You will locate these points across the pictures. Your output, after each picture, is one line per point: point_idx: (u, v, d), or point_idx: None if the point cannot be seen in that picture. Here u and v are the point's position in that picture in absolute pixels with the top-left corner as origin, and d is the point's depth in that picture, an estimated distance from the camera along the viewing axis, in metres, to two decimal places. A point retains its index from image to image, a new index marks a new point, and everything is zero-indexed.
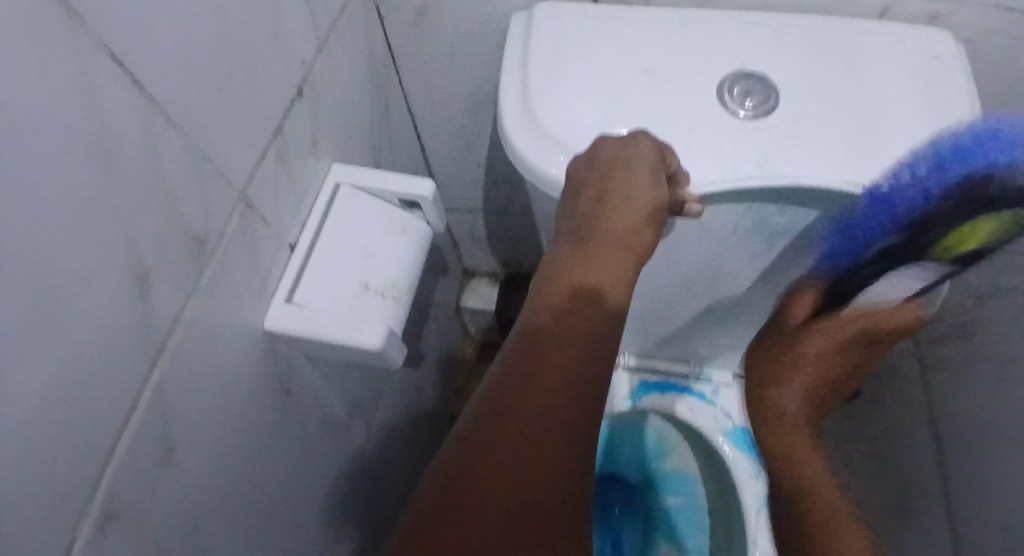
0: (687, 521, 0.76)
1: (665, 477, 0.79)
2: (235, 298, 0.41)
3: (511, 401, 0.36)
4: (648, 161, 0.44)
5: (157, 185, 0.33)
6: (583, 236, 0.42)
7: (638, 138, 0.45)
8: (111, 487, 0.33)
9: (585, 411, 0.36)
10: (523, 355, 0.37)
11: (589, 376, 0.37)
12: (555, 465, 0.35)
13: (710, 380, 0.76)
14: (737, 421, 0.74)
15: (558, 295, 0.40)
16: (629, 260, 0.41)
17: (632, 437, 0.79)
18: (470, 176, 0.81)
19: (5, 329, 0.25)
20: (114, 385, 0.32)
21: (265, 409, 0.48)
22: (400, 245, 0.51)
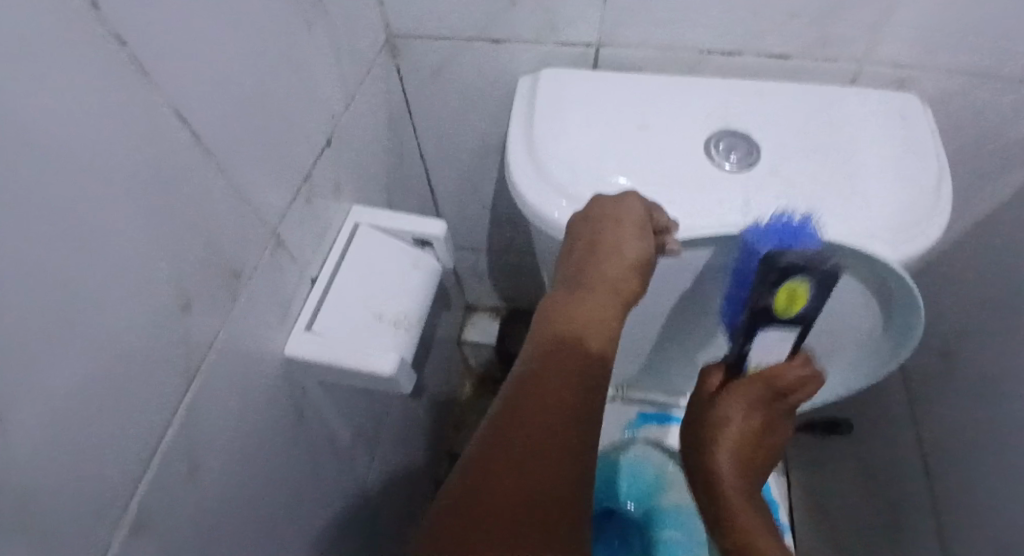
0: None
1: (663, 511, 0.79)
2: (260, 330, 0.46)
3: (520, 426, 0.38)
4: (638, 215, 0.49)
5: (205, 224, 0.37)
6: (577, 283, 0.47)
7: (628, 196, 0.50)
8: (145, 497, 0.37)
9: (586, 433, 0.39)
10: (527, 387, 0.40)
11: (587, 403, 0.40)
12: (566, 479, 0.37)
13: None
14: None
15: (557, 336, 0.43)
16: (618, 306, 0.46)
17: (632, 471, 0.81)
18: (477, 215, 0.85)
19: (75, 347, 0.30)
20: (153, 406, 0.36)
21: (280, 431, 0.52)
22: (412, 280, 0.55)
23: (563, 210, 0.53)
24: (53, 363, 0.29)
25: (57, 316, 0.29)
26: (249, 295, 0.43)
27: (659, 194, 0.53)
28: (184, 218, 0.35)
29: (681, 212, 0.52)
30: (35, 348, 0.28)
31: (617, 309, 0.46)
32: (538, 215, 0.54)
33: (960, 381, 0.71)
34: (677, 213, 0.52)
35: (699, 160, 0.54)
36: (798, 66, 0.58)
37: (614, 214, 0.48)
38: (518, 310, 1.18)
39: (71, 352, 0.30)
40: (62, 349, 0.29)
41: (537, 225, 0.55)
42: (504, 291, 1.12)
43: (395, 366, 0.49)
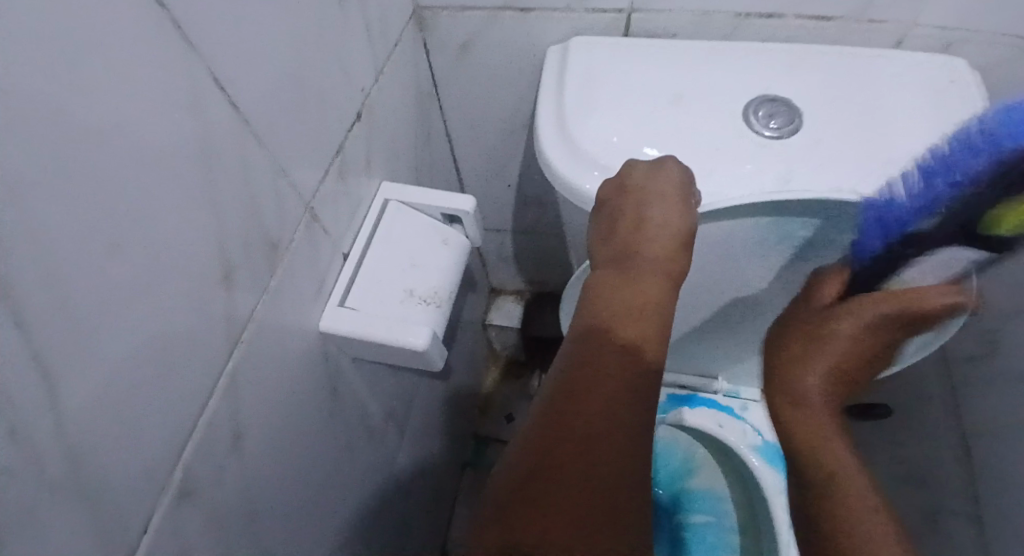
0: (713, 540, 0.78)
1: (690, 495, 0.80)
2: (297, 304, 0.46)
3: (570, 405, 0.37)
4: (677, 184, 0.47)
5: (245, 194, 0.37)
6: (621, 260, 0.44)
7: (666, 164, 0.48)
8: (188, 465, 0.38)
9: (638, 413, 0.37)
10: (575, 364, 0.39)
11: (638, 381, 0.38)
12: (618, 458, 0.36)
13: (738, 397, 0.76)
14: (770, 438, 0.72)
15: (603, 312, 0.41)
16: (669, 280, 0.43)
17: (656, 457, 0.81)
18: (503, 195, 0.85)
19: (119, 315, 0.30)
20: (196, 375, 0.37)
21: (317, 406, 0.53)
22: (442, 256, 0.55)
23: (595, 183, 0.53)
24: (100, 328, 0.29)
25: (103, 282, 0.29)
26: (286, 268, 0.43)
27: (693, 166, 0.52)
28: (224, 187, 0.36)
29: (715, 183, 0.51)
30: (83, 312, 0.28)
31: (668, 283, 0.43)
32: (571, 189, 0.53)
33: (1004, 358, 0.70)
34: (713, 182, 0.51)
35: (734, 130, 0.53)
36: (836, 31, 0.57)
37: (655, 186, 0.47)
38: (542, 292, 1.18)
39: (115, 318, 0.30)
40: (109, 314, 0.30)
41: (570, 198, 0.55)
42: (530, 274, 1.12)
43: (428, 340, 0.49)
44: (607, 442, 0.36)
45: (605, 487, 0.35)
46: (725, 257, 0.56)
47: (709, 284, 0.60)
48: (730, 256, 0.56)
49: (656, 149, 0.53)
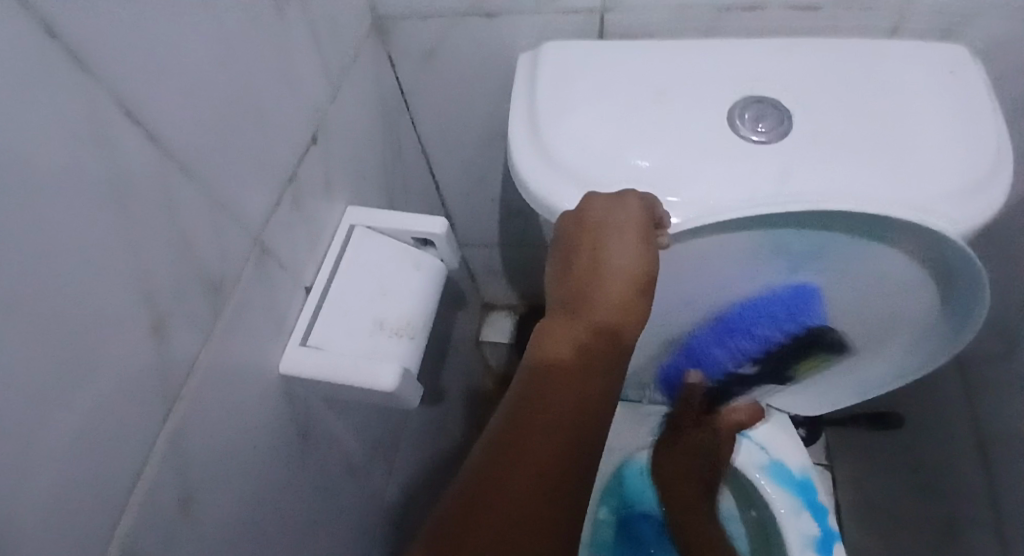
0: None
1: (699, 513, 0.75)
2: (251, 345, 0.42)
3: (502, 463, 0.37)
4: (636, 220, 0.45)
5: (172, 231, 0.33)
6: (572, 306, 0.43)
7: (627, 196, 0.46)
8: (126, 539, 0.33)
9: (572, 470, 0.37)
10: (513, 419, 0.39)
11: (574, 436, 0.38)
12: (539, 516, 0.35)
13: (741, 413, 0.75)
14: (773, 455, 0.73)
15: (551, 366, 0.41)
16: (617, 329, 0.42)
17: (664, 471, 0.77)
18: (485, 210, 0.82)
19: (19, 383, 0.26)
20: (128, 436, 0.33)
21: (286, 450, 0.49)
22: (413, 284, 0.51)
23: (572, 197, 0.48)
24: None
25: (3, 343, 0.25)
26: (234, 308, 0.39)
27: (678, 175, 0.48)
28: (145, 226, 0.32)
29: (701, 192, 0.47)
30: None
31: (617, 334, 0.42)
32: (548, 205, 0.49)
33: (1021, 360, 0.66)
34: (701, 189, 0.47)
35: (718, 134, 0.49)
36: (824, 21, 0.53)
37: (614, 221, 0.45)
38: (535, 306, 1.15)
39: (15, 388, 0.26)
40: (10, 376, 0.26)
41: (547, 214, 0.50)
42: (520, 290, 1.09)
43: (398, 378, 0.46)
44: (537, 501, 0.36)
45: (532, 530, 0.35)
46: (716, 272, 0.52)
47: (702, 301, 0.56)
48: (716, 273, 0.52)
49: (637, 157, 0.49)
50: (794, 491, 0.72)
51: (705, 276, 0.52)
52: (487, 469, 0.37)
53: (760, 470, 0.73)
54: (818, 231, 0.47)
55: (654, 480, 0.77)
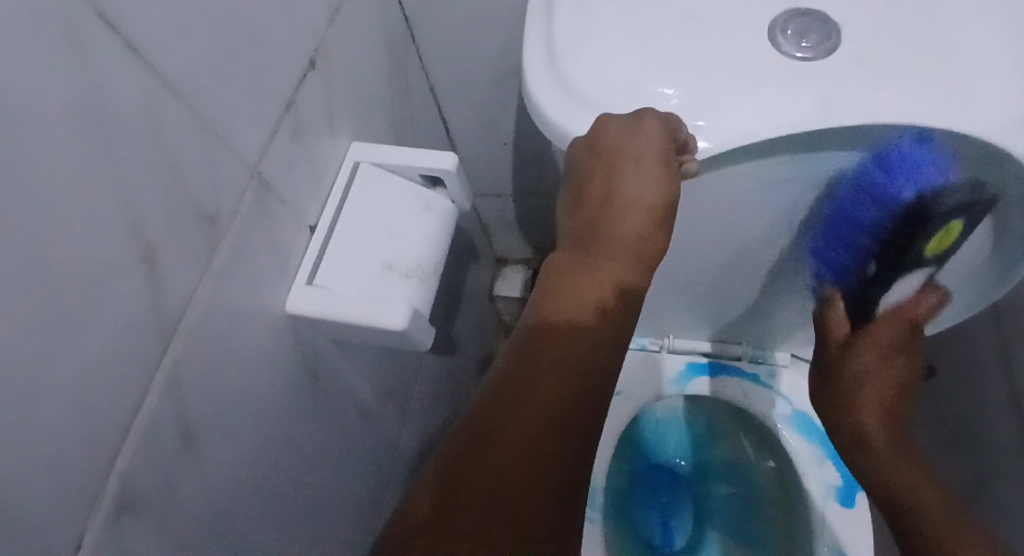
0: (735, 508, 0.80)
1: (712, 466, 0.82)
2: (254, 284, 0.41)
3: (510, 408, 0.36)
4: (656, 149, 0.42)
5: (160, 154, 0.31)
6: (586, 240, 0.42)
7: (646, 119, 0.43)
8: (126, 478, 0.32)
9: (579, 411, 0.37)
10: (522, 358, 0.38)
11: (585, 376, 0.38)
12: (545, 462, 0.35)
13: (766, 363, 0.74)
14: (797, 405, 0.73)
15: (565, 301, 0.40)
16: (632, 262, 0.41)
17: (679, 431, 0.81)
18: (498, 156, 0.79)
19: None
20: (124, 372, 0.31)
21: (294, 396, 0.49)
22: (422, 223, 0.49)
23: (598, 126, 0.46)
24: None
25: None
26: (233, 244, 0.38)
27: (708, 103, 0.45)
28: (130, 147, 0.29)
29: (733, 120, 0.44)
30: None
31: (633, 267, 0.41)
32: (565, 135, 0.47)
33: None
34: (725, 119, 0.44)
35: (748, 58, 0.46)
36: None
37: (630, 150, 0.42)
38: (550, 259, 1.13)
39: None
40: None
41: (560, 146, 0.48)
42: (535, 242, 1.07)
43: (406, 319, 0.44)
44: (543, 445, 0.35)
45: (546, 455, 0.35)
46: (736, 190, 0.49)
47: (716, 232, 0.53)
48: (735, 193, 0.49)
49: (659, 84, 0.46)
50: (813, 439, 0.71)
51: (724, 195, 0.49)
52: (503, 399, 0.37)
53: (783, 421, 0.72)
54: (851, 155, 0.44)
55: (670, 438, 0.82)
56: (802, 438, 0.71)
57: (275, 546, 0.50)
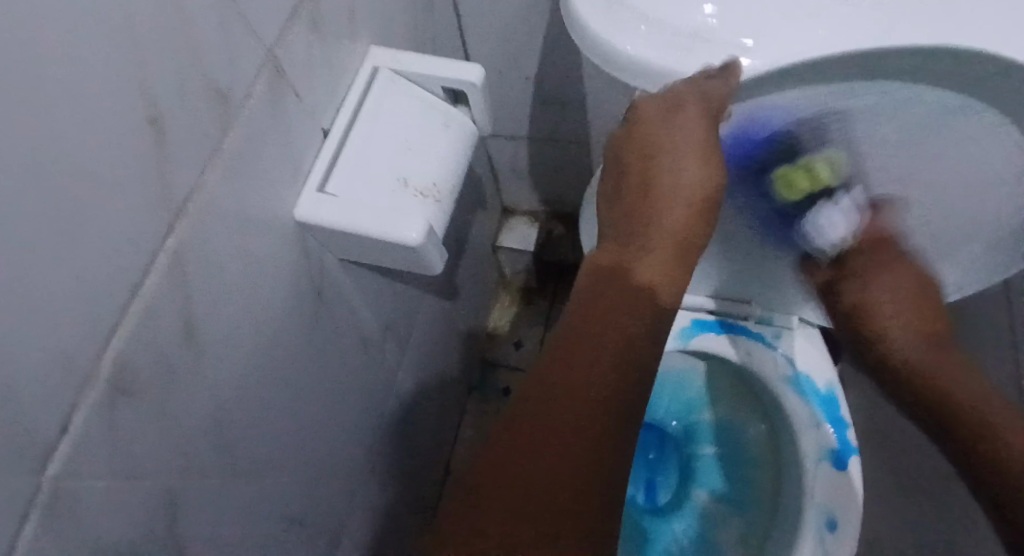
0: (724, 468, 0.79)
1: (702, 428, 0.81)
2: (263, 185, 0.39)
3: (545, 400, 0.38)
4: (697, 138, 0.41)
5: (173, 18, 0.29)
6: (627, 232, 0.42)
7: (686, 103, 0.41)
8: (120, 359, 0.31)
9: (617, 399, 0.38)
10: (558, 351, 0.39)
11: (625, 365, 0.38)
12: (581, 449, 0.37)
13: (771, 323, 0.70)
14: (801, 368, 0.69)
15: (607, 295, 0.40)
16: (676, 253, 0.41)
17: (671, 390, 0.81)
18: (516, 93, 0.77)
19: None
20: (123, 251, 0.30)
21: (298, 308, 0.48)
22: (441, 139, 0.47)
23: (636, 41, 0.44)
24: None
25: None
26: (244, 133, 0.36)
27: (750, 23, 0.43)
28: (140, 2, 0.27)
29: (771, 46, 0.43)
30: None
31: (675, 258, 0.41)
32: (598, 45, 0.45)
33: None
34: (772, 39, 0.43)
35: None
36: None
37: (669, 140, 0.41)
38: (559, 215, 1.10)
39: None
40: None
41: (594, 55, 0.46)
42: (542, 194, 1.04)
43: (424, 236, 0.43)
44: (577, 433, 0.37)
45: (584, 440, 0.37)
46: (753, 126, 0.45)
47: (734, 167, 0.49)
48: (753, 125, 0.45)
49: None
50: (813, 402, 0.68)
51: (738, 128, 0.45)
52: (539, 395, 0.38)
53: (784, 383, 0.69)
54: (904, 86, 0.41)
55: (662, 398, 0.82)
56: (799, 399, 0.68)
57: (263, 458, 0.50)
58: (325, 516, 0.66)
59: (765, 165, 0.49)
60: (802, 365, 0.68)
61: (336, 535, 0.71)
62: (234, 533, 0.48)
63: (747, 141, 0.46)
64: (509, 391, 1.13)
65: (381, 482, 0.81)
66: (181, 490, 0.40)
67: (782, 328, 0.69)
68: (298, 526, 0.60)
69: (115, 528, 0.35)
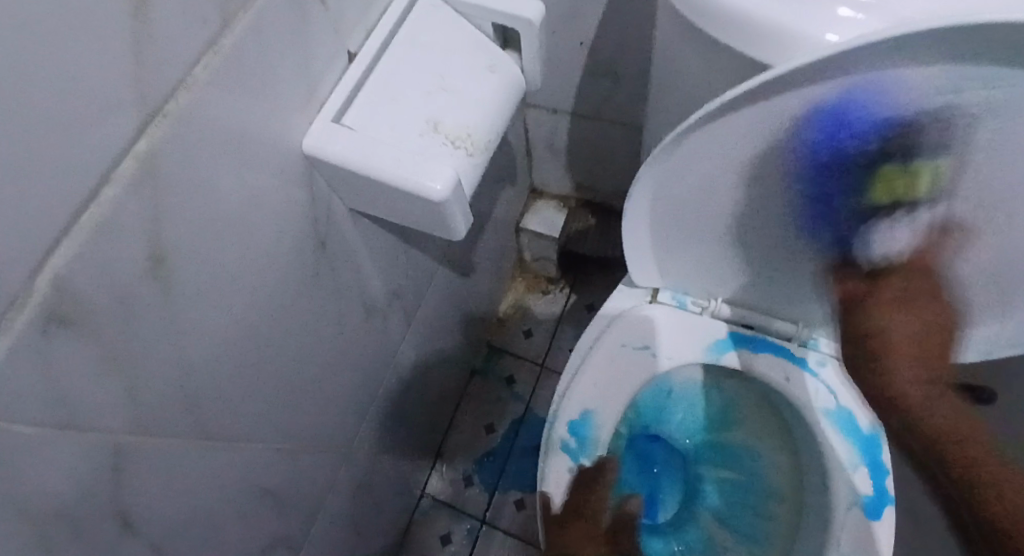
0: (739, 499, 0.71)
1: (719, 447, 0.73)
2: (270, 101, 0.33)
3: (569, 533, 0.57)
4: None
5: None
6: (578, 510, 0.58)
7: None
8: (63, 280, 0.25)
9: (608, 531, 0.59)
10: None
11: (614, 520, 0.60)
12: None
13: (817, 349, 0.61)
14: (844, 402, 0.60)
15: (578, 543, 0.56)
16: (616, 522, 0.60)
17: (690, 404, 0.72)
18: (568, 57, 0.71)
19: None
20: (82, 147, 0.24)
21: (296, 256, 0.42)
22: (483, 84, 0.41)
23: None
24: None
25: None
26: (250, 30, 0.29)
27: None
28: None
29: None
30: None
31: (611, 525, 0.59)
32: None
33: None
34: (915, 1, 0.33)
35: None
36: None
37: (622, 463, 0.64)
38: (591, 202, 1.02)
39: None
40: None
41: (684, 7, 0.38)
42: (576, 178, 0.97)
43: (450, 188, 0.36)
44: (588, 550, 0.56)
45: None
46: (858, 108, 0.36)
47: (813, 155, 0.40)
48: (857, 107, 0.36)
49: None
50: (854, 441, 0.59)
51: (834, 104, 0.36)
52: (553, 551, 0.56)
53: (822, 415, 0.61)
54: None
55: (678, 411, 0.72)
56: (840, 437, 0.60)
57: (237, 421, 0.45)
58: (303, 489, 0.61)
59: (846, 163, 0.40)
60: (846, 399, 0.60)
61: (313, 510, 0.66)
62: (195, 500, 0.43)
63: (844, 130, 0.38)
64: (513, 381, 1.07)
65: (368, 460, 0.76)
66: (130, 446, 0.34)
67: (828, 357, 0.61)
68: (270, 497, 0.55)
69: (40, 481, 0.29)
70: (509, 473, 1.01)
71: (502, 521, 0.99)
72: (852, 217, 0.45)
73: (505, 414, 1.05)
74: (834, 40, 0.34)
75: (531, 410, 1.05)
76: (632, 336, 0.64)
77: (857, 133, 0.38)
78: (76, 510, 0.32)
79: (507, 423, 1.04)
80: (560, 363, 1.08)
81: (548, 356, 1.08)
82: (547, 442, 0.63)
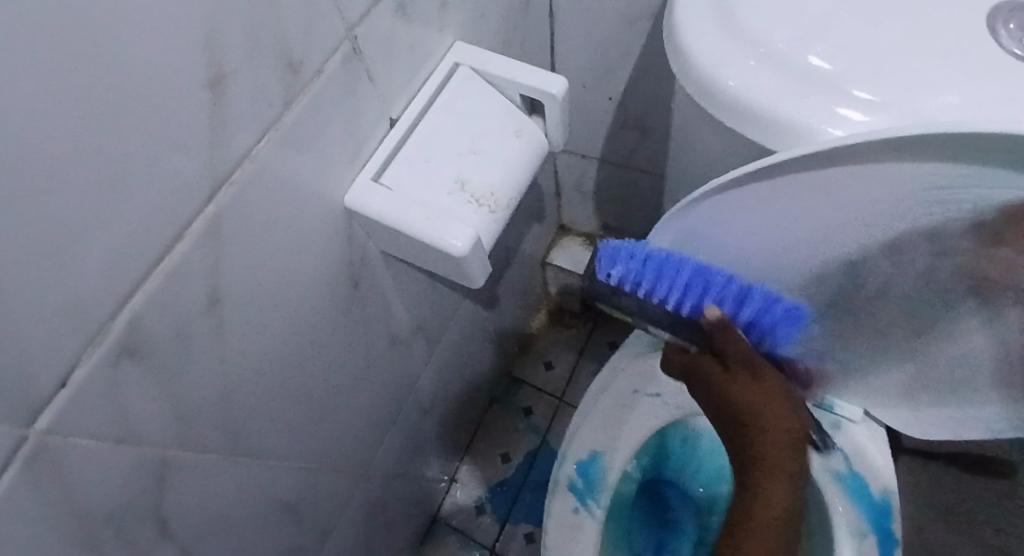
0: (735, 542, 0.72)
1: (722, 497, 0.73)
2: (321, 161, 0.37)
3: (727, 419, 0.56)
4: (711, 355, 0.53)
5: None
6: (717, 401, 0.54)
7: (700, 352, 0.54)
8: (135, 319, 0.30)
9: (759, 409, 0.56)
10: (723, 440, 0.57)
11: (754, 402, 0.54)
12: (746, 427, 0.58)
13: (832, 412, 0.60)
14: (856, 468, 0.61)
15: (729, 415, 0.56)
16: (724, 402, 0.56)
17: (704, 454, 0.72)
18: (600, 109, 0.75)
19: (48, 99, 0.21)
20: (162, 209, 0.28)
21: (330, 293, 0.46)
22: (509, 147, 0.44)
23: (746, 73, 0.38)
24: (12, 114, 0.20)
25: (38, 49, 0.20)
26: (307, 107, 0.34)
27: (876, 69, 0.37)
28: None
29: (887, 96, 0.36)
30: None
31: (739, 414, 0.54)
32: (693, 75, 0.40)
33: None
34: (907, 104, 0.36)
35: (954, 37, 0.37)
36: None
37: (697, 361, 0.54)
38: None
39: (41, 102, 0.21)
40: (8, 68, 0.20)
41: (696, 91, 0.41)
42: (603, 221, 1.01)
43: (470, 246, 0.40)
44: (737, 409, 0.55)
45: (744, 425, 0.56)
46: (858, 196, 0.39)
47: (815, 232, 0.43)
48: (863, 191, 0.39)
49: (836, 46, 0.37)
50: (863, 508, 0.61)
51: (838, 188, 0.39)
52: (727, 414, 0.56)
53: (834, 480, 0.62)
54: None
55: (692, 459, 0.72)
56: (849, 500, 0.62)
57: (267, 440, 0.49)
58: (320, 506, 0.65)
59: (845, 243, 0.43)
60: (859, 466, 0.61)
61: (328, 526, 0.70)
62: (223, 511, 0.47)
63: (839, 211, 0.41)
64: (531, 413, 1.10)
65: (384, 481, 0.79)
66: (174, 459, 0.38)
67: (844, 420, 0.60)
68: (289, 513, 0.59)
69: (98, 487, 0.34)
70: (522, 504, 1.04)
71: (511, 550, 1.01)
72: (857, 289, 0.47)
73: (520, 445, 1.08)
74: (829, 131, 0.36)
75: (546, 442, 1.08)
76: (644, 382, 0.67)
77: (854, 214, 0.40)
78: (121, 516, 0.36)
79: (521, 454, 1.07)
80: (577, 398, 1.10)
81: (567, 390, 1.11)
82: (555, 481, 0.66)
